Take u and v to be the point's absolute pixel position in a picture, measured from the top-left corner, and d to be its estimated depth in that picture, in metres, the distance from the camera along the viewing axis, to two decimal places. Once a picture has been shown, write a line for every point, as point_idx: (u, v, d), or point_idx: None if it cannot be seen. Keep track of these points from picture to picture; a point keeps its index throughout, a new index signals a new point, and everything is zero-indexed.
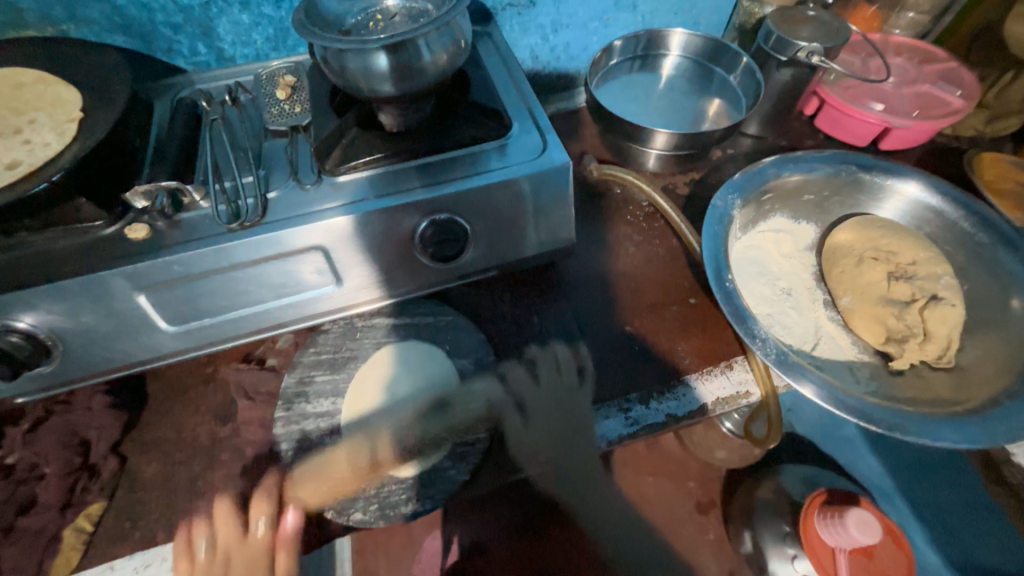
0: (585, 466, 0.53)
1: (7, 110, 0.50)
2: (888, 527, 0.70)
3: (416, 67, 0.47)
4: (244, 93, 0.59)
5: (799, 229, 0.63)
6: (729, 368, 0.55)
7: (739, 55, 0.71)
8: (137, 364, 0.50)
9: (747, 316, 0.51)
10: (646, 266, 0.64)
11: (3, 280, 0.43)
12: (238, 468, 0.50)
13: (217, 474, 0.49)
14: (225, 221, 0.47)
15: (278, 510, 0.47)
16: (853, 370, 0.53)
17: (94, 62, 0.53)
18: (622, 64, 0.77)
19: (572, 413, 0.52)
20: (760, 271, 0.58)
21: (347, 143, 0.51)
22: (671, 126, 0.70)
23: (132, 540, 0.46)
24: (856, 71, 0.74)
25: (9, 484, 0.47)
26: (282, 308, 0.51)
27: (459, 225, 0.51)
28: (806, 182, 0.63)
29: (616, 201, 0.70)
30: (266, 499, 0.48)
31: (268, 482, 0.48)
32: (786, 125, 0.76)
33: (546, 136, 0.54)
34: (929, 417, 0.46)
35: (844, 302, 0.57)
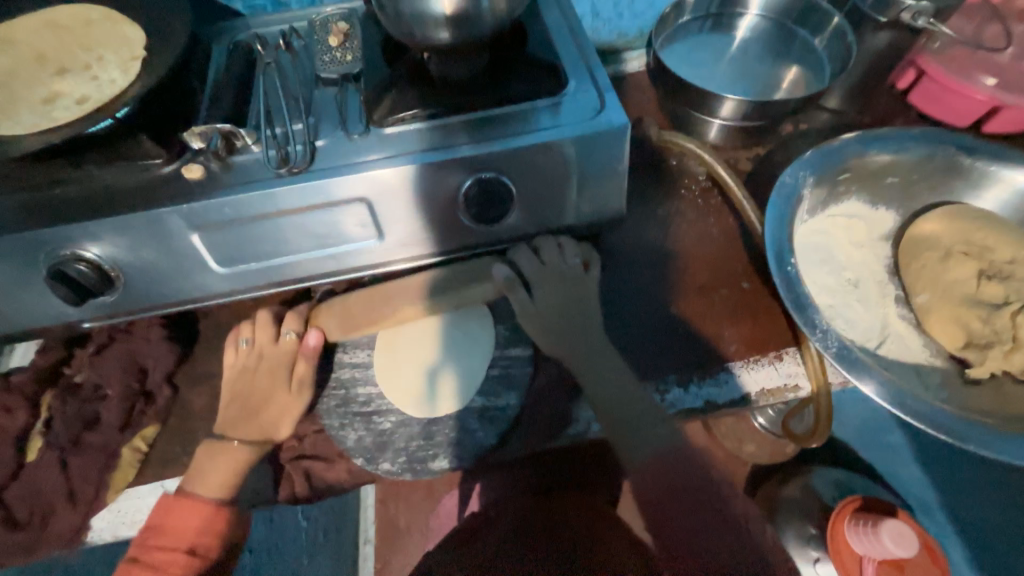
0: (612, 444, 0.52)
1: (78, 46, 0.52)
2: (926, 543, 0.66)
3: (473, 13, 0.45)
4: (298, 39, 0.58)
5: (877, 216, 0.57)
6: (778, 359, 0.52)
7: (830, 14, 0.63)
8: (189, 302, 0.52)
9: (807, 304, 0.47)
10: (697, 245, 0.60)
11: (74, 210, 0.46)
12: (276, 406, 0.52)
13: (258, 412, 0.51)
14: (275, 167, 0.47)
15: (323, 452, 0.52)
16: (921, 374, 0.49)
17: (157, 0, 0.54)
18: (692, 23, 0.70)
19: None
20: (825, 259, 0.54)
21: (396, 94, 0.50)
22: (740, 93, 0.64)
23: (181, 463, 0.50)
24: (968, 39, 0.65)
25: (77, 401, 0.52)
26: (325, 258, 0.51)
27: (505, 186, 0.49)
28: (892, 163, 0.57)
29: (671, 173, 0.66)
30: (299, 415, 0.52)
31: (303, 399, 0.53)
32: (872, 99, 0.68)
33: (604, 96, 0.51)
34: (1006, 433, 0.42)
35: (920, 299, 0.52)
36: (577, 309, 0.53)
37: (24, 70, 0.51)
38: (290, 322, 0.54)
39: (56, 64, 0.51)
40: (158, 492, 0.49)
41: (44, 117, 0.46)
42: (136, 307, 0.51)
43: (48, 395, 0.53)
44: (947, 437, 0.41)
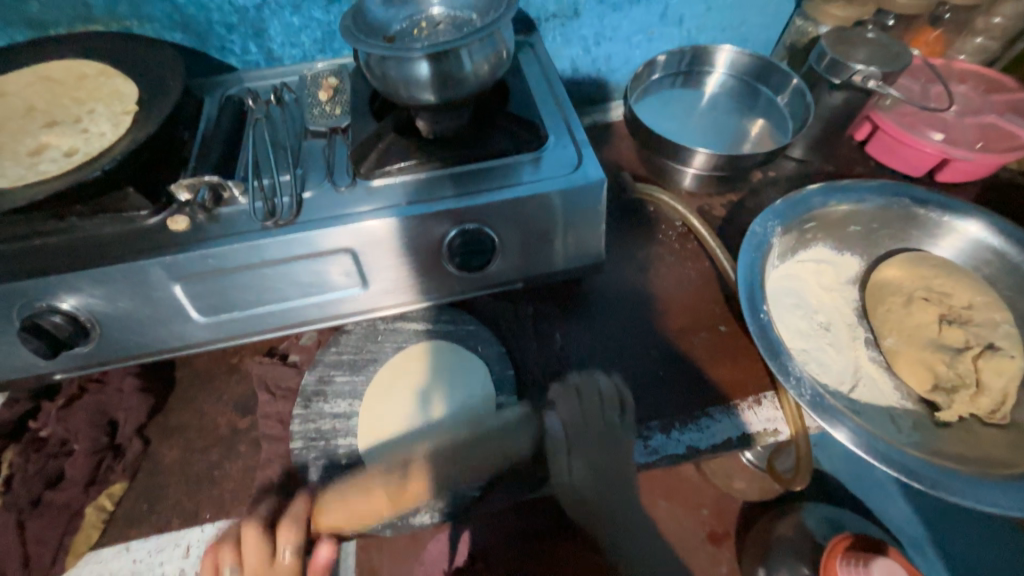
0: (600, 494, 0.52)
1: (70, 99, 0.53)
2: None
3: (457, 76, 0.47)
4: (289, 92, 0.61)
5: (843, 262, 0.60)
6: (757, 404, 0.53)
7: (789, 75, 0.68)
8: (167, 351, 0.51)
9: (780, 351, 0.48)
10: (676, 289, 0.61)
11: (52, 262, 0.45)
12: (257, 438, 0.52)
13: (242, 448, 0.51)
14: (260, 219, 0.48)
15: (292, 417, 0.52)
16: (894, 419, 0.50)
17: (152, 57, 0.55)
18: (664, 79, 0.75)
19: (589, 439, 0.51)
20: (796, 304, 0.56)
21: (383, 148, 0.52)
22: (711, 145, 0.68)
23: (149, 523, 0.47)
24: (915, 97, 0.70)
25: (40, 457, 0.50)
26: (308, 307, 0.51)
27: (488, 236, 0.50)
28: (853, 213, 0.60)
29: (649, 219, 0.68)
30: (286, 402, 0.53)
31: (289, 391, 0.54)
32: (834, 151, 0.72)
33: (582, 151, 0.53)
34: (976, 478, 0.43)
35: (888, 343, 0.54)
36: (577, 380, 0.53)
37: (14, 123, 0.51)
38: (281, 400, 0.53)
39: (46, 117, 0.52)
40: (122, 556, 0.46)
41: (29, 169, 0.47)
42: (112, 358, 0.50)
43: (11, 450, 0.51)
44: (922, 484, 0.42)
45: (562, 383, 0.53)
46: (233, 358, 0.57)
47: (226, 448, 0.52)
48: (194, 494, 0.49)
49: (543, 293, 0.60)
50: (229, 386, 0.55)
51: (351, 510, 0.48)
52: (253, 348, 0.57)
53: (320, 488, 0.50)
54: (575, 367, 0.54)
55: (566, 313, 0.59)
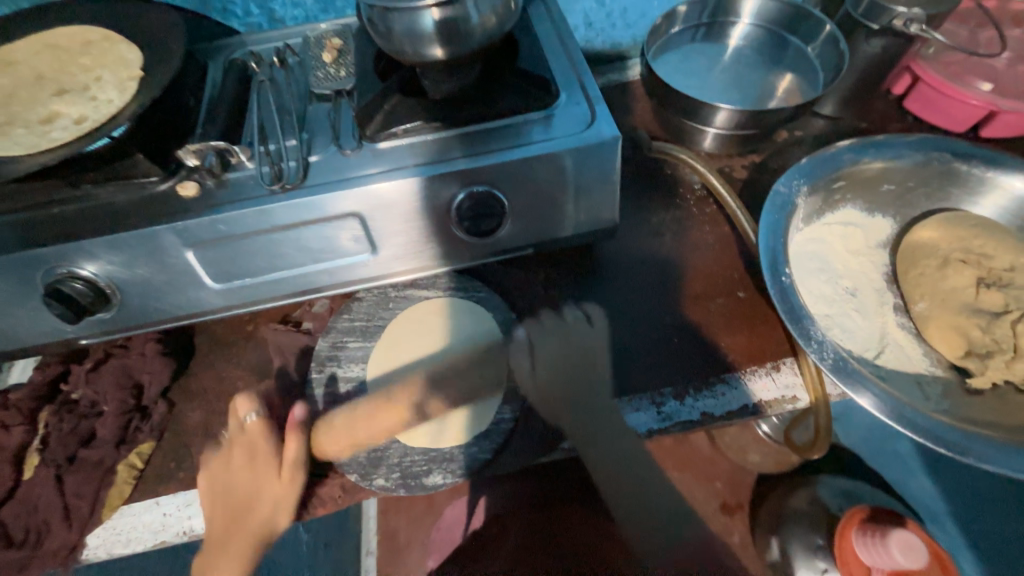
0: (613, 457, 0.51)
1: (77, 66, 0.53)
2: (935, 553, 0.66)
3: (464, 29, 0.45)
4: (292, 55, 0.59)
5: (874, 224, 0.57)
6: (775, 370, 0.51)
7: (821, 22, 0.63)
8: (186, 317, 0.53)
9: (802, 314, 0.46)
10: (693, 254, 0.59)
11: (69, 229, 0.46)
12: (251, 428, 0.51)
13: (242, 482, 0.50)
14: (267, 183, 0.47)
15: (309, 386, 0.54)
16: (921, 385, 0.48)
17: (154, 21, 0.54)
18: (684, 32, 0.70)
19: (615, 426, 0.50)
20: (821, 267, 0.53)
21: (388, 110, 0.50)
22: (733, 101, 0.64)
23: (176, 480, 0.50)
24: (962, 43, 0.64)
25: (73, 417, 0.52)
26: (318, 273, 0.52)
27: (498, 199, 0.49)
28: (887, 170, 0.56)
29: (666, 181, 0.66)
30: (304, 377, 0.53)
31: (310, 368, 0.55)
32: (867, 106, 0.68)
33: (595, 108, 0.51)
34: (1010, 446, 0.41)
35: (918, 308, 0.51)
36: (585, 375, 0.52)
37: (24, 91, 0.51)
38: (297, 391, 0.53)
39: (55, 85, 0.52)
40: (153, 509, 0.49)
41: (40, 137, 0.47)
42: (133, 324, 0.52)
43: (45, 411, 0.53)
44: (948, 451, 0.41)
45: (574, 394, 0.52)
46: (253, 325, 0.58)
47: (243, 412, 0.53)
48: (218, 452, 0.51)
49: (555, 257, 0.59)
50: (249, 347, 0.56)
51: (367, 470, 0.49)
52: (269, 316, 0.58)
53: (336, 451, 0.51)
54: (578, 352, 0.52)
55: (579, 278, 0.58)
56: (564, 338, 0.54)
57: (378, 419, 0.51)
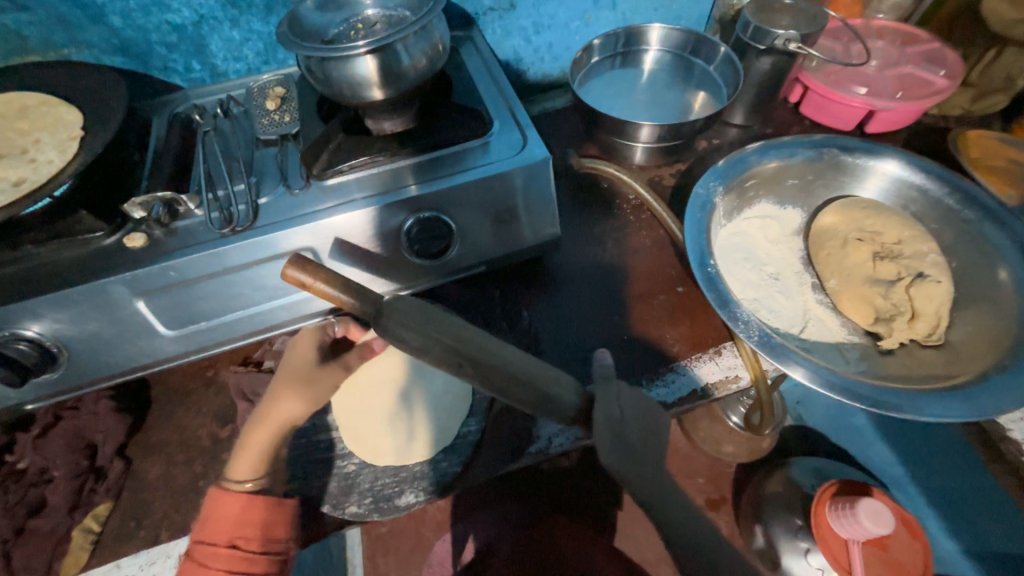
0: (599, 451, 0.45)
1: (14, 131, 0.53)
2: (903, 519, 0.79)
3: (397, 71, 0.49)
4: (236, 105, 0.62)
5: (786, 215, 0.64)
6: (717, 354, 0.56)
7: (719, 45, 0.72)
8: (140, 368, 0.52)
9: (731, 301, 0.51)
10: (634, 257, 0.64)
11: (9, 291, 0.45)
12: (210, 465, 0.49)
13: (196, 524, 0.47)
14: (218, 228, 0.48)
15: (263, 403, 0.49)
16: (842, 352, 0.53)
17: (93, 83, 0.56)
18: (604, 61, 0.78)
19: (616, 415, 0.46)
20: (744, 257, 0.59)
21: (333, 149, 0.53)
22: (654, 118, 0.71)
23: (138, 538, 0.48)
24: (839, 56, 0.74)
25: (20, 487, 0.49)
26: (276, 309, 0.53)
27: (445, 223, 0.52)
28: (787, 167, 0.64)
29: (603, 194, 0.71)
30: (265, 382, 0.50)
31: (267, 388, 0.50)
32: (770, 114, 0.76)
33: (527, 132, 0.55)
34: (920, 394, 0.46)
35: (831, 284, 0.57)
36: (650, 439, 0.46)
37: None
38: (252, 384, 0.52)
39: None
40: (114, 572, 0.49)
41: None
42: (84, 381, 0.51)
43: None
44: (870, 406, 0.45)
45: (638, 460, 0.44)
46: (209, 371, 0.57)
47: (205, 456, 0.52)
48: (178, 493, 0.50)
49: (507, 273, 0.62)
50: (208, 393, 0.56)
51: (338, 499, 0.49)
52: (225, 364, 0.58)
53: (306, 485, 0.50)
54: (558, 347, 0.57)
55: (532, 289, 0.61)
56: (579, 346, 0.57)
57: (363, 444, 0.53)
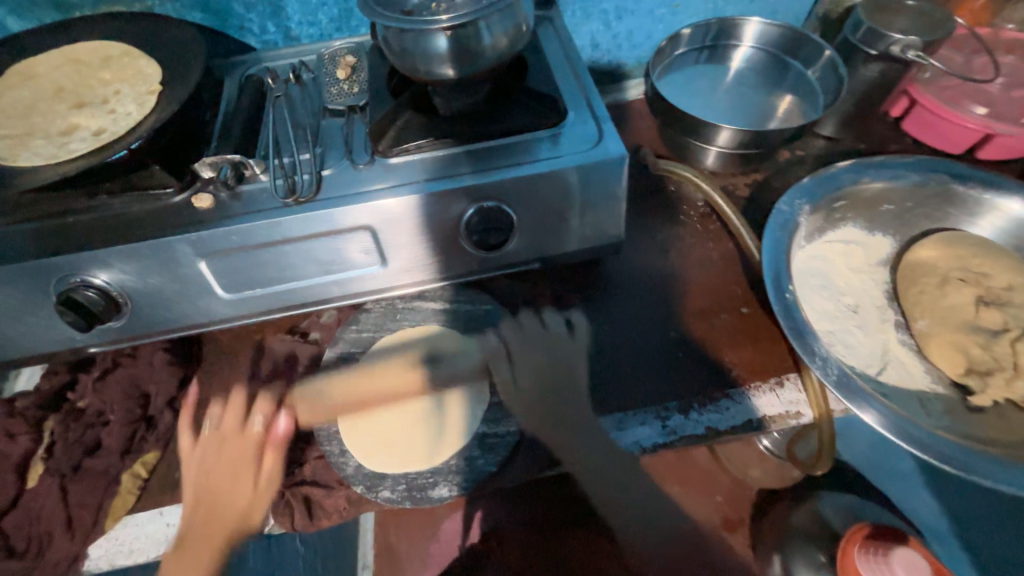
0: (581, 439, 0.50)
1: (97, 80, 0.54)
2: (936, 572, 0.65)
3: (477, 49, 0.46)
4: (307, 72, 0.61)
5: (874, 243, 0.58)
6: (779, 386, 0.51)
7: (821, 47, 0.65)
8: (194, 326, 0.53)
9: (806, 332, 0.47)
10: (697, 269, 0.60)
11: (83, 239, 0.47)
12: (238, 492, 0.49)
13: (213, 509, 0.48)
14: (282, 196, 0.48)
15: (274, 411, 0.52)
16: (924, 403, 0.48)
17: (174, 38, 0.56)
18: (688, 54, 0.72)
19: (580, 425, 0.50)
20: (822, 284, 0.54)
21: (401, 126, 0.52)
22: (736, 122, 0.66)
23: (180, 491, 0.50)
24: (957, 69, 0.67)
25: (79, 426, 0.52)
26: (328, 284, 0.52)
27: (506, 214, 0.50)
28: (887, 191, 0.58)
29: (670, 198, 0.67)
30: (270, 397, 0.53)
31: (271, 388, 0.54)
32: (866, 128, 0.69)
33: (603, 126, 0.52)
34: (1015, 464, 0.42)
35: (919, 325, 0.52)
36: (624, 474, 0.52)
37: (43, 104, 0.52)
38: (261, 407, 0.52)
39: (73, 98, 0.53)
40: (156, 520, 0.48)
41: (60, 148, 0.48)
42: (143, 332, 0.52)
43: (51, 419, 0.53)
44: (953, 469, 0.41)
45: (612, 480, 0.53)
46: (267, 444, 0.51)
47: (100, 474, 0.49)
48: (210, 526, 0.48)
49: (561, 272, 0.60)
50: (264, 467, 0.50)
51: (372, 482, 0.49)
52: (278, 446, 0.51)
53: (341, 462, 0.50)
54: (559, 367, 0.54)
55: (585, 292, 0.58)
56: (629, 358, 0.54)
57: (392, 445, 0.51)
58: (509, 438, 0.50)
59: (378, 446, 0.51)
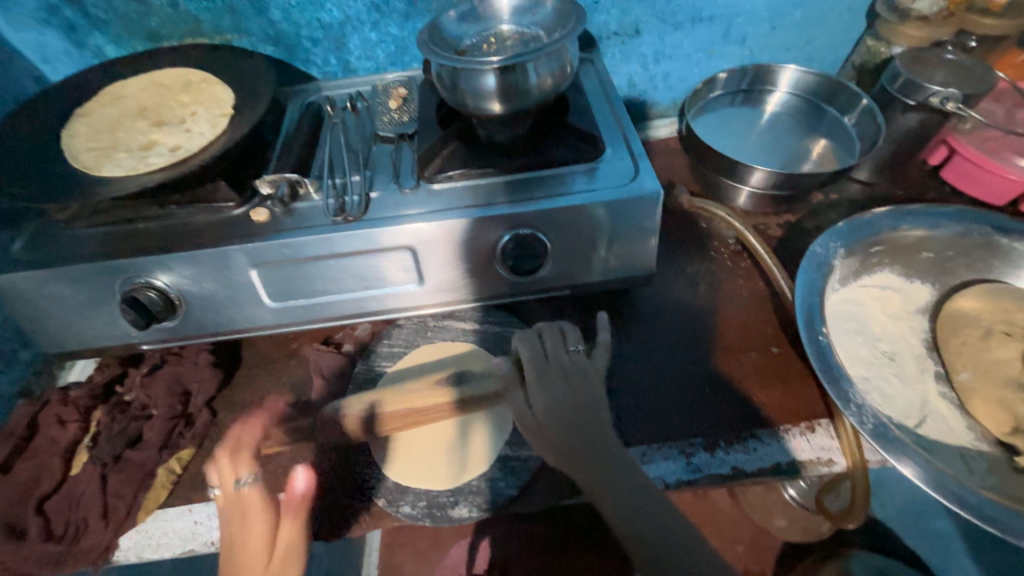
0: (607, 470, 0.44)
1: (176, 102, 0.59)
2: None
3: (523, 88, 0.49)
4: (362, 101, 0.65)
5: (912, 289, 0.57)
6: (810, 431, 0.50)
7: (858, 96, 0.66)
8: (238, 331, 0.56)
9: (840, 376, 0.46)
10: (726, 306, 0.60)
11: (151, 244, 0.51)
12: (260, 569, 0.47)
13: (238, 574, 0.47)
14: (331, 214, 0.51)
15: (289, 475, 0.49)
16: (966, 459, 0.46)
17: (247, 68, 0.61)
18: (723, 97, 0.74)
19: (596, 434, 0.45)
20: (857, 329, 0.53)
21: (446, 156, 0.55)
22: (770, 163, 0.67)
23: (210, 488, 0.52)
24: (998, 121, 0.66)
25: (124, 418, 0.54)
26: (367, 299, 0.55)
27: (540, 241, 0.52)
28: (928, 239, 0.57)
29: (701, 234, 0.68)
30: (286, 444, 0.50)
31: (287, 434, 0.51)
32: (902, 174, 0.69)
33: (639, 163, 0.54)
34: None
35: (962, 377, 0.50)
36: (589, 410, 0.46)
37: (128, 120, 0.57)
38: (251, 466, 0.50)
39: (154, 116, 0.58)
40: (185, 516, 0.50)
41: (140, 161, 0.53)
42: (193, 334, 0.55)
43: (98, 410, 0.55)
44: (997, 531, 0.39)
45: (571, 415, 0.46)
46: (289, 504, 0.48)
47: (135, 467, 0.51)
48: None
49: (590, 301, 0.61)
50: (286, 532, 0.48)
51: (393, 496, 0.49)
52: (299, 506, 0.48)
53: (365, 474, 0.51)
54: (582, 394, 0.47)
55: (614, 322, 0.59)
56: (654, 391, 0.54)
57: (414, 456, 0.52)
58: (530, 463, 0.50)
59: (398, 453, 0.53)
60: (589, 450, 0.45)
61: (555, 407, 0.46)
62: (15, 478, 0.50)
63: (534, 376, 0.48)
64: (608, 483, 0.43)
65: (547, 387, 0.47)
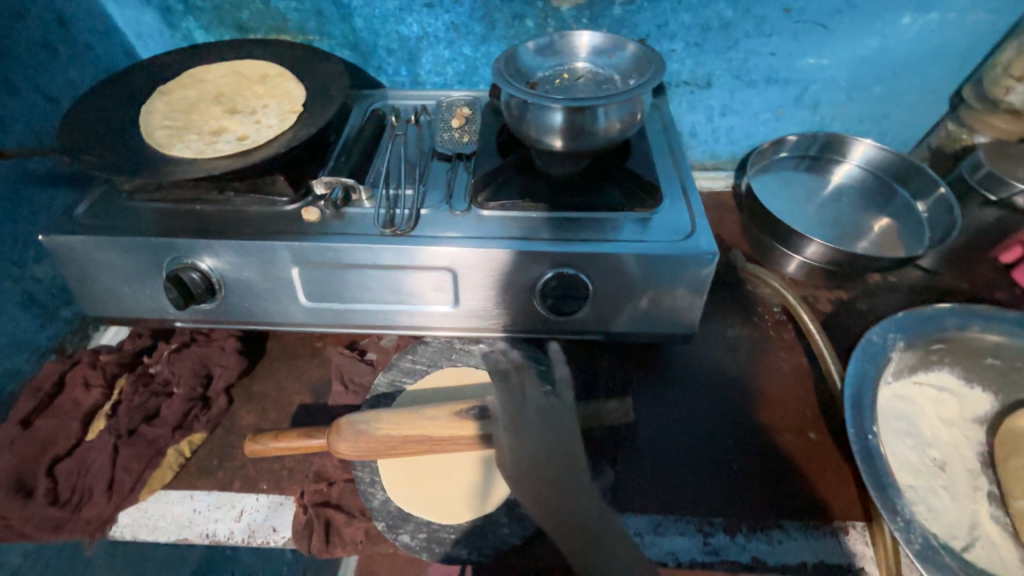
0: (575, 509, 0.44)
1: (250, 92, 0.61)
2: None
3: (589, 130, 0.48)
4: (426, 115, 0.66)
5: (971, 395, 0.53)
6: (843, 533, 0.46)
7: (937, 182, 0.63)
8: (269, 323, 0.56)
9: (886, 482, 0.43)
10: (763, 378, 0.57)
11: (203, 227, 0.52)
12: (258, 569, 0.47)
13: None
14: (380, 225, 0.51)
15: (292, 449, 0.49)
16: None
17: (322, 69, 0.62)
18: (789, 160, 0.73)
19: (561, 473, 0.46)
20: (906, 429, 0.50)
21: (501, 183, 0.55)
22: (831, 237, 0.64)
23: (214, 478, 0.51)
24: None
25: (145, 391, 0.55)
26: (398, 313, 0.54)
27: (582, 283, 0.50)
28: (998, 345, 0.54)
29: (746, 297, 0.66)
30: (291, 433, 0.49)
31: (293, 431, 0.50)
32: (970, 268, 0.65)
33: (696, 220, 0.52)
34: None
35: (1020, 504, 0.45)
36: (558, 448, 0.47)
37: (203, 104, 0.59)
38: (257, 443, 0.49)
39: (228, 104, 0.60)
40: (185, 502, 0.50)
41: (208, 146, 0.54)
42: (225, 319, 0.56)
43: (124, 378, 0.56)
44: None
45: (537, 452, 0.46)
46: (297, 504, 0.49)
47: (146, 443, 0.51)
48: None
49: (619, 350, 0.59)
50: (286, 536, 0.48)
51: (393, 522, 0.48)
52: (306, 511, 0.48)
53: (369, 493, 0.49)
54: (550, 429, 0.48)
55: (642, 375, 0.57)
56: (677, 456, 0.51)
57: (422, 480, 0.51)
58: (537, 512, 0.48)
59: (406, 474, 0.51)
60: (553, 487, 0.45)
61: (526, 451, 0.46)
62: (34, 435, 0.51)
63: (505, 418, 0.48)
64: (573, 522, 0.43)
65: (519, 429, 0.48)
